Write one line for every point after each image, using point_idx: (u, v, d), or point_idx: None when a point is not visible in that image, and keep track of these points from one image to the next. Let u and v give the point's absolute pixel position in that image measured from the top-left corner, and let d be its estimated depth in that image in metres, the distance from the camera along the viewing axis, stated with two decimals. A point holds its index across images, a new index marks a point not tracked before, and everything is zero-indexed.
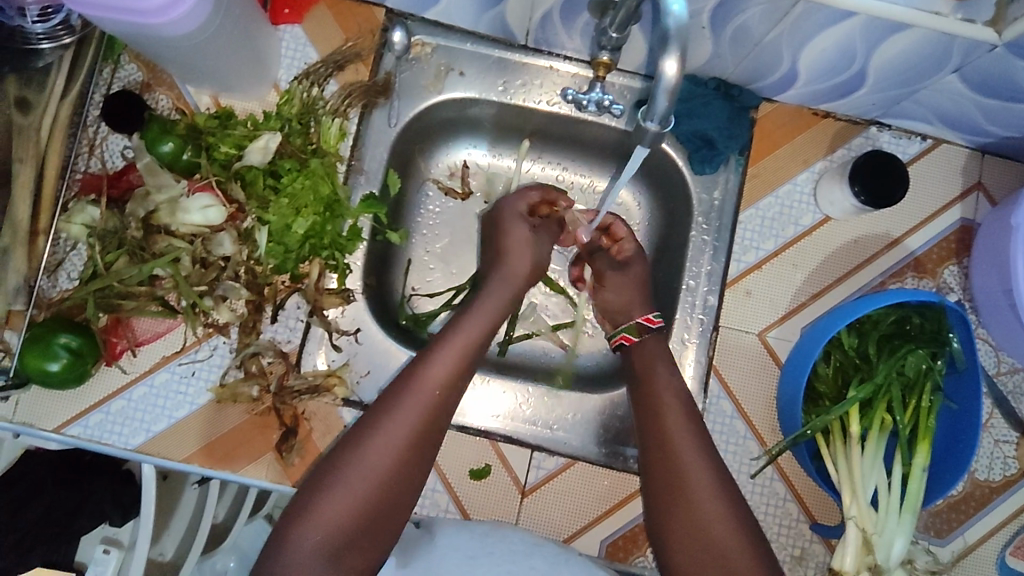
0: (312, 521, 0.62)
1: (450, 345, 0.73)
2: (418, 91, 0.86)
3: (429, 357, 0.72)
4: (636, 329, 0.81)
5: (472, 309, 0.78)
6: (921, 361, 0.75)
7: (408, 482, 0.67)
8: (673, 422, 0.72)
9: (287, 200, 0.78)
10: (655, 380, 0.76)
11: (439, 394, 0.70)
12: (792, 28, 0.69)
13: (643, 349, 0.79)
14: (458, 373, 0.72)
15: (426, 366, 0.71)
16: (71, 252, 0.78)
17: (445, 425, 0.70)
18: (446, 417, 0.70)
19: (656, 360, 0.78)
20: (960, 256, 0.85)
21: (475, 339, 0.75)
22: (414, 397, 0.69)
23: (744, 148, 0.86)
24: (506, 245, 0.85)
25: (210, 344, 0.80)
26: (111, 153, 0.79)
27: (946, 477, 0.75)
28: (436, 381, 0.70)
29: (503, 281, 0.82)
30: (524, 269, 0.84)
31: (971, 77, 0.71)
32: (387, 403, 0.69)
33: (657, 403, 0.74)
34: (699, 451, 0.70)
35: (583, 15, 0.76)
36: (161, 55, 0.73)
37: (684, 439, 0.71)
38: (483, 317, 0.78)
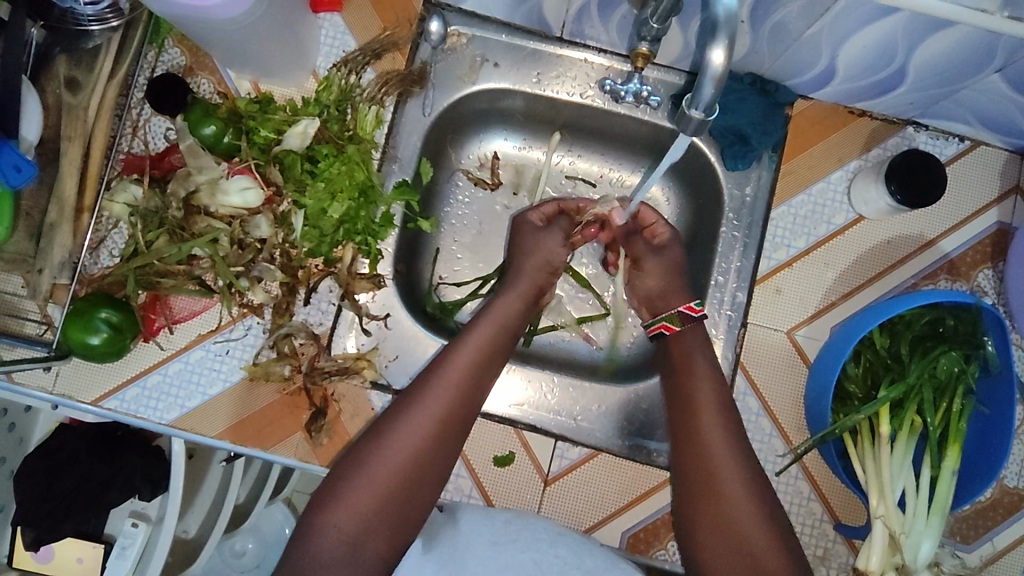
0: (336, 505, 0.64)
1: (468, 342, 0.76)
2: (453, 82, 0.87)
3: (448, 354, 0.74)
4: (676, 318, 0.81)
5: (491, 309, 0.80)
6: (954, 363, 0.74)
7: (431, 471, 0.68)
8: (707, 416, 0.73)
9: (323, 184, 0.79)
10: (692, 371, 0.76)
11: (457, 387, 0.72)
12: (833, 24, 0.68)
13: (682, 338, 0.80)
14: (477, 368, 0.74)
15: (445, 362, 0.74)
16: (113, 230, 0.81)
17: (464, 417, 0.71)
18: (467, 411, 0.72)
19: (695, 352, 0.78)
20: (995, 260, 0.84)
21: (492, 336, 0.77)
22: (433, 390, 0.71)
23: (777, 145, 0.85)
24: (528, 248, 0.87)
25: (244, 324, 0.81)
26: (153, 135, 0.82)
27: (976, 482, 0.75)
28: (455, 376, 0.72)
29: (520, 283, 0.84)
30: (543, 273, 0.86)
31: (1015, 77, 0.70)
32: (408, 396, 0.71)
33: (690, 396, 0.75)
34: (731, 447, 0.71)
35: (621, 8, 0.76)
36: (206, 39, 0.74)
37: (718, 433, 0.72)
38: (500, 317, 0.80)
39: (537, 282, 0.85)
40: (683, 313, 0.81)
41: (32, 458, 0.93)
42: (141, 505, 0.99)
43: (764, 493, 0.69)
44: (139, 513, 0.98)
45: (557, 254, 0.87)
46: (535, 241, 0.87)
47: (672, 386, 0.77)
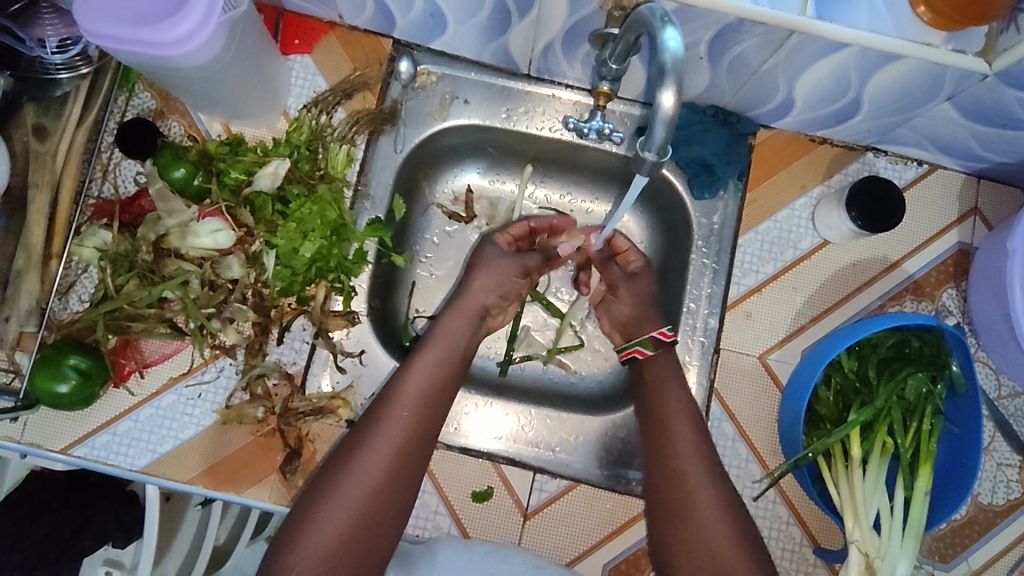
0: (297, 548, 0.63)
1: (420, 365, 0.74)
2: (424, 119, 0.88)
3: (402, 383, 0.73)
4: (649, 343, 0.81)
5: (443, 332, 0.79)
6: (922, 385, 0.75)
7: (392, 505, 0.67)
8: (683, 444, 0.73)
9: (295, 224, 0.79)
10: (665, 395, 0.77)
11: (410, 416, 0.71)
12: (787, 58, 0.71)
13: (656, 364, 0.80)
14: (431, 392, 0.73)
15: (398, 389, 0.72)
16: (82, 274, 0.80)
17: (421, 440, 0.71)
18: (422, 439, 0.71)
19: (667, 378, 0.78)
20: (957, 280, 0.86)
21: (445, 358, 0.76)
22: (389, 416, 0.70)
23: (742, 173, 0.87)
24: (474, 266, 0.85)
25: (217, 365, 0.81)
26: (123, 178, 0.81)
27: (950, 501, 0.75)
28: (406, 404, 0.71)
29: (472, 300, 0.82)
30: (497, 294, 0.84)
31: (964, 105, 0.73)
32: (366, 424, 0.70)
33: (665, 422, 0.75)
34: (701, 457, 0.72)
35: (584, 46, 0.78)
36: (176, 86, 0.75)
37: (696, 463, 0.72)
38: (448, 342, 0.78)
39: (485, 295, 0.83)
40: (656, 338, 0.80)
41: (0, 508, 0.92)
42: (115, 552, 0.96)
43: (742, 522, 0.69)
44: (113, 560, 0.95)
45: (513, 279, 0.85)
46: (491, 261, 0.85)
47: (648, 417, 0.77)
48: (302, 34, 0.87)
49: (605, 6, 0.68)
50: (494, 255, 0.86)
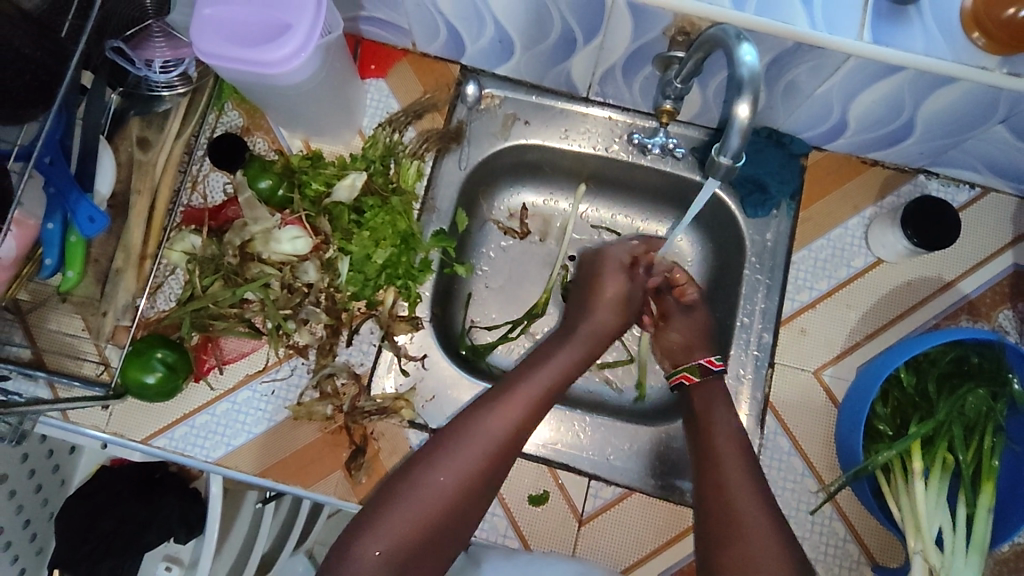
0: (382, 528, 0.65)
1: (528, 384, 0.78)
2: (488, 138, 0.94)
3: (508, 392, 0.77)
4: (696, 369, 0.84)
5: (556, 351, 0.83)
6: (982, 402, 0.75)
7: (475, 505, 0.71)
8: (729, 458, 0.74)
9: (368, 233, 0.84)
10: (714, 415, 0.80)
11: (516, 421, 0.75)
12: (842, 82, 0.74)
13: (704, 388, 0.83)
14: (535, 410, 0.77)
15: (503, 401, 0.76)
16: (170, 276, 0.87)
17: (516, 452, 0.75)
18: (516, 447, 0.74)
19: (714, 403, 0.81)
20: (1013, 301, 0.87)
21: (554, 381, 0.80)
22: (491, 425, 0.73)
23: (795, 194, 0.90)
24: (599, 293, 0.90)
25: (289, 365, 0.85)
26: (211, 189, 0.89)
27: (1011, 520, 0.74)
28: (516, 409, 0.75)
29: (596, 323, 0.88)
30: (617, 321, 0.89)
31: (1018, 127, 0.75)
32: (463, 428, 0.73)
33: (712, 440, 0.77)
34: (747, 473, 0.73)
35: (644, 70, 0.83)
36: (268, 103, 0.82)
37: (741, 478, 0.72)
38: (565, 362, 0.83)
39: (608, 322, 0.88)
40: (703, 365, 0.84)
41: (75, 498, 0.97)
42: (174, 549, 1.03)
43: (788, 539, 0.67)
44: (172, 556, 1.03)
45: (631, 303, 0.91)
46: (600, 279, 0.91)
47: (696, 435, 0.79)
48: (378, 60, 0.94)
49: (668, 33, 0.73)
50: (619, 284, 0.90)
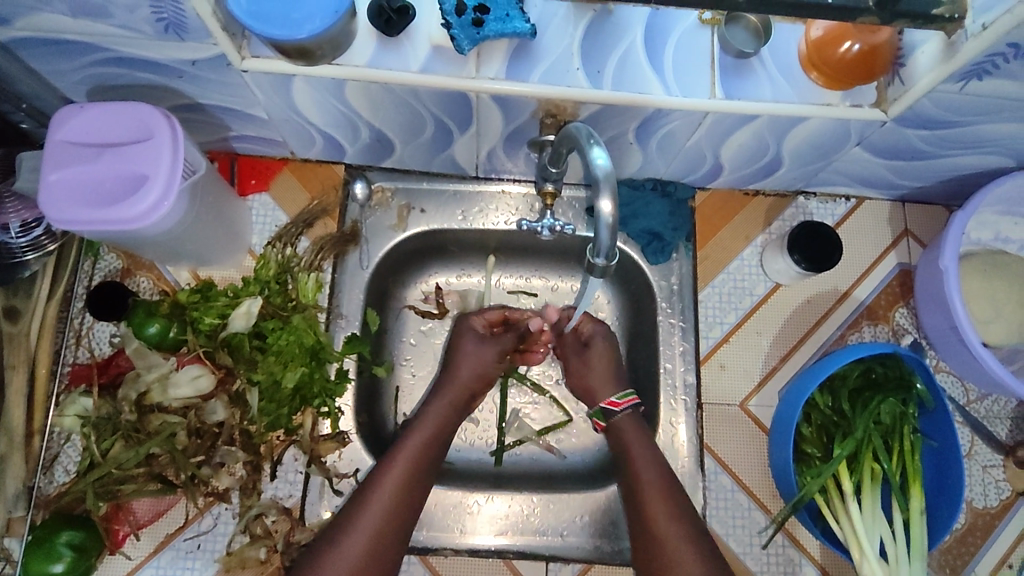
0: None
1: (395, 465, 0.78)
2: (385, 232, 0.92)
3: (376, 478, 0.77)
4: (602, 414, 0.85)
5: (422, 420, 0.84)
6: (895, 407, 0.78)
7: None
8: (658, 510, 0.76)
9: (274, 356, 0.81)
10: (635, 460, 0.79)
11: (386, 507, 0.75)
12: (708, 133, 0.78)
13: (618, 431, 0.83)
14: (407, 488, 0.77)
15: (371, 491, 0.76)
16: (66, 444, 0.80)
17: (397, 537, 0.75)
18: (394, 532, 0.75)
19: (631, 444, 0.81)
20: (906, 299, 0.92)
21: (421, 455, 0.80)
22: (362, 518, 0.74)
23: (689, 235, 0.93)
24: (454, 357, 0.90)
25: (212, 513, 0.81)
26: (98, 341, 0.83)
27: (945, 516, 0.77)
28: (386, 494, 0.76)
29: (448, 394, 0.87)
30: (474, 381, 0.88)
31: (873, 146, 0.80)
32: (337, 527, 0.74)
33: (640, 490, 0.78)
34: (677, 524, 0.75)
35: (524, 147, 0.84)
36: (143, 249, 0.78)
37: (673, 531, 0.74)
38: (433, 430, 0.83)
39: (466, 384, 0.88)
40: (607, 408, 0.84)
41: None
42: None
43: None
44: None
45: (491, 367, 0.90)
46: (467, 353, 0.89)
47: (624, 483, 0.80)
48: (257, 174, 0.92)
49: (537, 116, 0.75)
50: (469, 344, 0.90)
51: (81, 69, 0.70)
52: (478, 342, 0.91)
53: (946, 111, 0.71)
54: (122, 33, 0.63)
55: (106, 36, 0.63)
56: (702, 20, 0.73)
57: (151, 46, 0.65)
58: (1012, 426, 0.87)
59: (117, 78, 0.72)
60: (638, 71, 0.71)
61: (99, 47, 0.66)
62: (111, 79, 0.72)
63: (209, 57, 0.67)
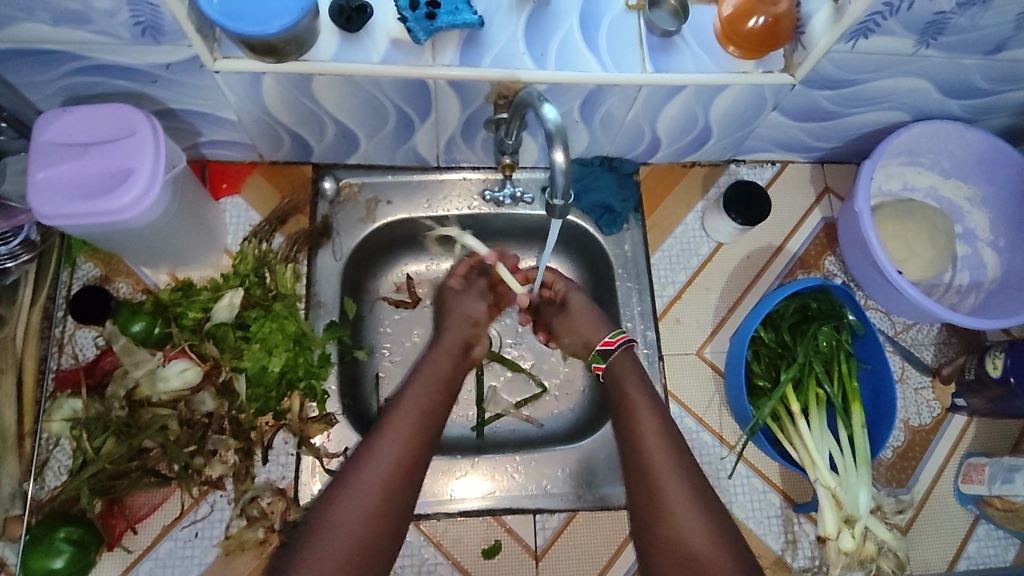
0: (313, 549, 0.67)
1: (418, 388, 0.83)
2: (356, 225, 0.97)
3: (403, 398, 0.82)
4: (601, 357, 0.88)
5: (435, 355, 0.89)
6: (830, 334, 0.86)
7: (394, 516, 0.72)
8: (648, 431, 0.79)
9: (258, 344, 0.84)
10: (629, 388, 0.84)
11: (419, 418, 0.80)
12: (644, 106, 0.87)
13: (613, 370, 0.87)
14: (431, 406, 0.82)
15: (400, 408, 0.80)
16: (54, 449, 0.83)
17: (429, 446, 0.79)
18: (427, 441, 0.79)
19: (625, 378, 0.85)
20: (833, 248, 1.03)
21: (440, 382, 0.85)
22: (395, 429, 0.78)
23: (638, 206, 1.01)
24: (450, 301, 0.95)
25: (208, 502, 0.83)
26: (81, 346, 0.86)
27: (884, 427, 0.85)
28: (414, 410, 0.80)
29: (455, 333, 0.92)
30: (478, 321, 0.94)
31: (789, 110, 0.91)
32: (372, 440, 0.77)
33: (631, 412, 0.81)
34: (665, 444, 0.78)
35: (480, 133, 0.91)
36: (122, 246, 0.82)
37: (659, 448, 0.78)
38: (446, 364, 0.88)
39: (473, 322, 0.93)
40: (603, 349, 0.89)
41: None
42: None
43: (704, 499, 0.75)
44: None
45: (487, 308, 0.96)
46: (455, 300, 0.94)
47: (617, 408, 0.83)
48: (229, 178, 0.97)
49: (490, 100, 0.83)
50: (459, 293, 0.96)
51: (56, 80, 0.74)
52: (465, 290, 0.96)
53: (843, 71, 0.82)
54: (100, 40, 0.68)
55: (85, 43, 0.68)
56: (628, 6, 0.83)
57: (128, 52, 0.70)
58: (936, 351, 0.98)
59: (91, 87, 0.76)
60: (576, 52, 0.80)
61: (76, 55, 0.70)
62: (86, 89, 0.77)
63: (183, 60, 0.72)
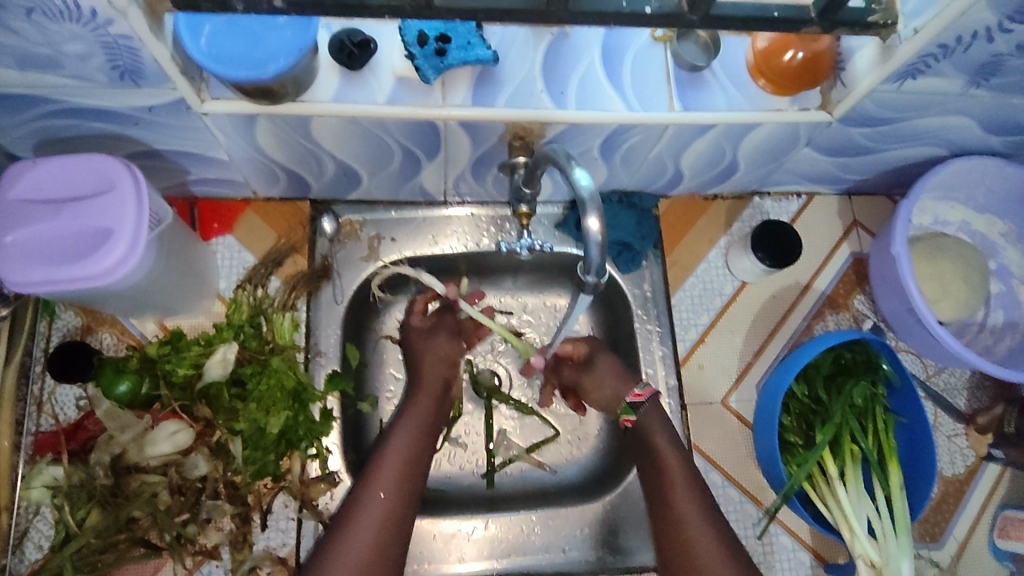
0: None
1: (393, 445, 0.78)
2: (356, 264, 0.90)
3: (378, 460, 0.77)
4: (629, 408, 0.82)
5: (409, 405, 0.83)
6: (866, 389, 0.81)
7: None
8: (681, 492, 0.76)
9: (254, 404, 0.78)
10: (656, 443, 0.80)
11: (393, 481, 0.75)
12: (669, 143, 0.80)
13: (643, 423, 0.81)
14: (408, 464, 0.77)
15: (374, 472, 0.76)
16: (35, 518, 0.77)
17: (408, 510, 0.74)
18: (405, 505, 0.74)
19: (654, 433, 0.81)
20: (862, 286, 0.97)
21: (415, 436, 0.80)
22: (369, 496, 0.73)
23: (657, 243, 0.95)
24: (417, 344, 0.89)
25: (202, 572, 0.78)
26: (62, 405, 0.79)
27: (922, 488, 0.81)
28: (388, 472, 0.76)
29: (428, 380, 0.86)
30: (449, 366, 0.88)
31: (821, 145, 0.85)
32: (347, 510, 0.73)
33: (663, 472, 0.78)
34: (699, 507, 0.75)
35: (492, 169, 0.85)
36: (107, 303, 0.76)
37: (692, 512, 0.75)
38: (420, 415, 0.82)
39: (446, 367, 0.88)
40: (632, 401, 0.83)
41: None
42: None
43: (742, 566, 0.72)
44: None
45: (456, 349, 0.89)
46: (425, 342, 0.89)
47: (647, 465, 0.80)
48: (220, 217, 0.90)
49: (504, 139, 0.76)
50: (425, 332, 0.90)
51: (27, 123, 0.67)
52: (430, 332, 0.90)
53: (884, 109, 0.76)
54: (74, 84, 0.61)
55: (57, 87, 0.61)
56: (654, 37, 0.76)
57: (105, 95, 0.63)
58: (969, 396, 0.93)
59: (66, 130, 0.69)
60: (599, 89, 0.73)
61: (48, 99, 0.63)
62: (60, 131, 0.69)
63: (167, 102, 0.65)
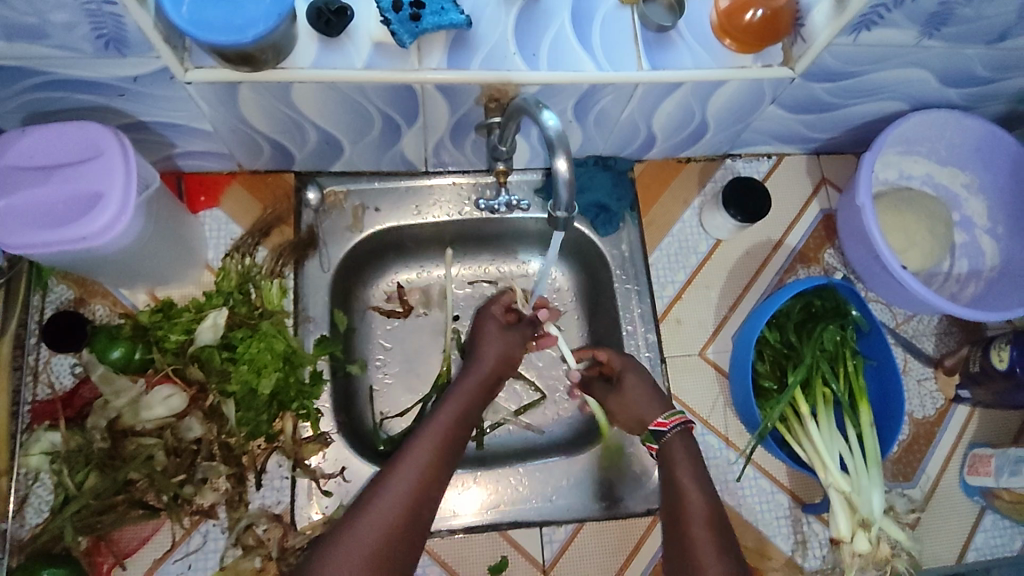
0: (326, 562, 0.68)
1: (445, 409, 0.83)
2: (342, 233, 0.93)
3: (431, 416, 0.82)
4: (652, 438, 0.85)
5: (464, 375, 0.88)
6: (836, 333, 0.85)
7: (410, 538, 0.72)
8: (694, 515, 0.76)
9: (246, 365, 0.80)
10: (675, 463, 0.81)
11: (443, 436, 0.79)
12: (639, 104, 0.84)
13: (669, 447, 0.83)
14: (457, 424, 0.82)
15: (427, 427, 0.80)
16: (34, 484, 0.79)
17: (449, 464, 0.78)
18: (447, 462, 0.78)
19: (675, 453, 0.82)
20: (832, 240, 1.01)
21: (468, 402, 0.85)
22: (415, 447, 0.77)
23: (634, 205, 0.98)
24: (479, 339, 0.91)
25: (200, 532, 0.80)
26: (58, 374, 0.81)
27: (892, 425, 0.85)
28: (439, 428, 0.80)
29: (479, 372, 0.88)
30: (502, 364, 0.90)
31: (787, 103, 0.88)
32: (395, 458, 0.77)
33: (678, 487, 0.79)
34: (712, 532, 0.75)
35: (470, 134, 0.88)
36: (97, 270, 0.77)
37: (702, 534, 0.75)
38: (472, 390, 0.86)
39: (499, 365, 0.89)
40: (655, 430, 0.84)
41: None
42: None
43: None
44: None
45: (516, 349, 0.91)
46: (492, 340, 0.91)
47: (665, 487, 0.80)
48: (206, 191, 0.92)
49: (480, 102, 0.79)
50: (493, 330, 0.92)
51: (14, 96, 0.69)
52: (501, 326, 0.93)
53: (843, 63, 0.80)
54: (61, 54, 0.63)
55: (43, 58, 0.63)
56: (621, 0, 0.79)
57: (92, 65, 0.65)
58: (937, 341, 0.97)
59: (53, 102, 0.71)
60: (569, 50, 0.76)
61: (34, 71, 0.65)
62: (47, 104, 0.71)
63: (151, 72, 0.67)
